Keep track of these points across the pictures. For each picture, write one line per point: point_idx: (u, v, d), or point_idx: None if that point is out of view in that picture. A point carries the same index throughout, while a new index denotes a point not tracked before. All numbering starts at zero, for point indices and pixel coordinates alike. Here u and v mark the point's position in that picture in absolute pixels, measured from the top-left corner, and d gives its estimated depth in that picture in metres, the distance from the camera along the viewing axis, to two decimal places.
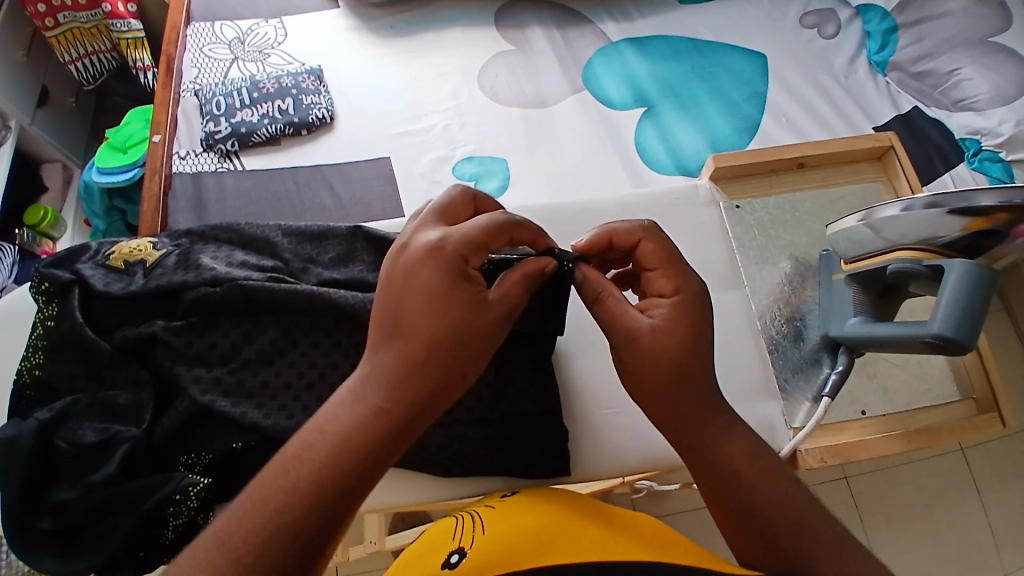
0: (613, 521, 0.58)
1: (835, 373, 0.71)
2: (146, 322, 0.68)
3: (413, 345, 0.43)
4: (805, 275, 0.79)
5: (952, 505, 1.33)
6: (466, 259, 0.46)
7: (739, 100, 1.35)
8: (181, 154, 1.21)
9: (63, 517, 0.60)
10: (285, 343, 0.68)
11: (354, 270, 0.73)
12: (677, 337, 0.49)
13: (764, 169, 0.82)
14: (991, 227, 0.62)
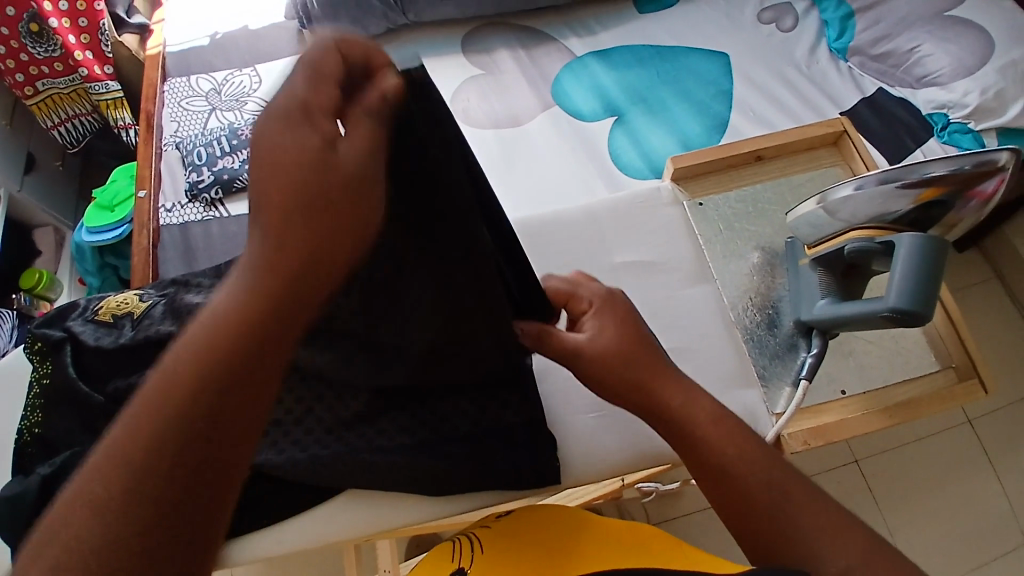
0: (605, 532, 0.59)
1: (810, 356, 0.73)
2: (136, 373, 0.69)
3: (273, 219, 0.40)
4: (773, 263, 0.81)
5: (964, 476, 1.33)
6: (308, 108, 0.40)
7: (705, 100, 1.38)
8: (168, 207, 1.25)
9: None
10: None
11: None
12: (612, 335, 0.58)
13: (725, 164, 0.85)
14: (939, 198, 0.63)
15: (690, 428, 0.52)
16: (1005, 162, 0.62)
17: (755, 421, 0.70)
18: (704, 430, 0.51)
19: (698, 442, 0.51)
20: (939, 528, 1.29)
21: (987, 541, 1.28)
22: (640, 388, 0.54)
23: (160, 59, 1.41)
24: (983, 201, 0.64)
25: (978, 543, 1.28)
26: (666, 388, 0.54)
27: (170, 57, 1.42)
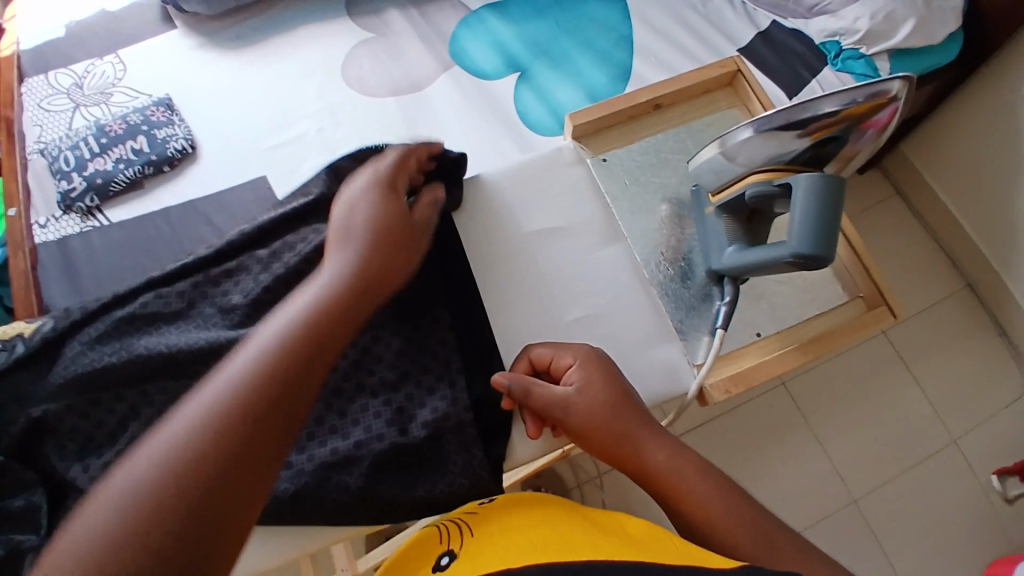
0: (585, 516, 0.60)
1: (724, 304, 0.72)
2: (22, 412, 0.66)
3: (366, 240, 0.58)
4: (681, 215, 0.78)
5: (888, 385, 1.41)
6: (393, 180, 0.65)
7: (607, 47, 1.35)
8: (41, 223, 1.12)
9: None
10: (178, 391, 0.67)
11: (239, 290, 0.72)
12: (598, 390, 0.63)
13: (625, 117, 0.82)
14: (831, 134, 0.63)
15: (671, 477, 0.59)
16: (897, 91, 0.60)
17: (675, 377, 0.70)
18: (680, 480, 0.58)
19: (673, 489, 0.58)
20: (869, 438, 1.37)
21: (914, 443, 1.36)
22: (624, 441, 0.61)
23: (14, 58, 1.27)
24: (878, 132, 0.64)
25: (907, 447, 1.36)
26: (647, 441, 0.61)
27: (25, 57, 1.27)
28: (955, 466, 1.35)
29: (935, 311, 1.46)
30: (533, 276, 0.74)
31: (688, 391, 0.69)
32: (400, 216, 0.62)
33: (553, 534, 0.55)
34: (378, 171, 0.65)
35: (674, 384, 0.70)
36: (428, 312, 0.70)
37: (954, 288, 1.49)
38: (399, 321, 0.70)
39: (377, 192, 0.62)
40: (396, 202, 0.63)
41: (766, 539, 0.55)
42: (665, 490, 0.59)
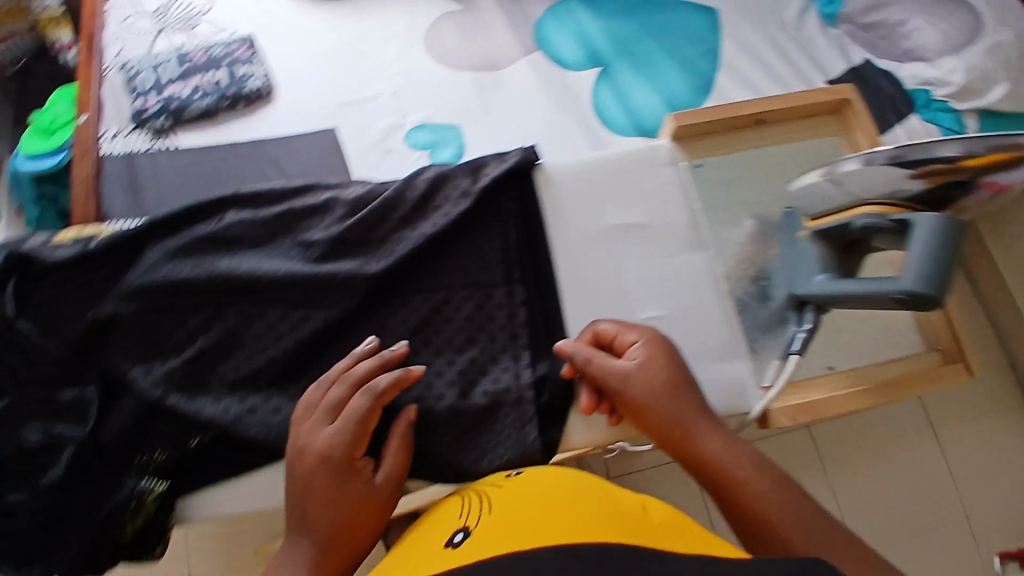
0: (616, 501, 0.56)
1: (803, 331, 0.70)
2: (95, 307, 0.70)
3: (322, 534, 0.54)
4: (770, 234, 0.78)
5: (913, 447, 1.38)
6: (353, 450, 0.57)
7: (692, 57, 1.32)
8: (110, 135, 1.14)
9: (12, 522, 0.63)
10: (251, 314, 0.69)
11: (320, 227, 0.72)
12: (659, 369, 0.62)
13: (727, 125, 0.79)
14: (951, 180, 0.61)
15: (724, 465, 0.57)
16: None
17: (741, 393, 0.68)
18: (732, 468, 0.57)
19: (726, 474, 0.57)
20: (886, 496, 1.34)
21: (931, 511, 1.33)
22: (680, 422, 0.60)
23: None
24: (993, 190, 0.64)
25: (920, 511, 1.33)
26: (702, 427, 0.60)
27: None
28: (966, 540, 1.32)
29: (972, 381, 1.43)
30: (611, 267, 0.73)
31: (751, 411, 0.68)
32: (359, 493, 0.57)
33: (576, 514, 0.51)
34: (340, 430, 0.57)
35: (738, 401, 0.68)
36: (502, 284, 0.71)
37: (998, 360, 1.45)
38: (472, 287, 0.71)
39: (334, 463, 0.56)
40: (356, 471, 0.57)
41: (820, 535, 0.52)
42: (717, 476, 0.57)
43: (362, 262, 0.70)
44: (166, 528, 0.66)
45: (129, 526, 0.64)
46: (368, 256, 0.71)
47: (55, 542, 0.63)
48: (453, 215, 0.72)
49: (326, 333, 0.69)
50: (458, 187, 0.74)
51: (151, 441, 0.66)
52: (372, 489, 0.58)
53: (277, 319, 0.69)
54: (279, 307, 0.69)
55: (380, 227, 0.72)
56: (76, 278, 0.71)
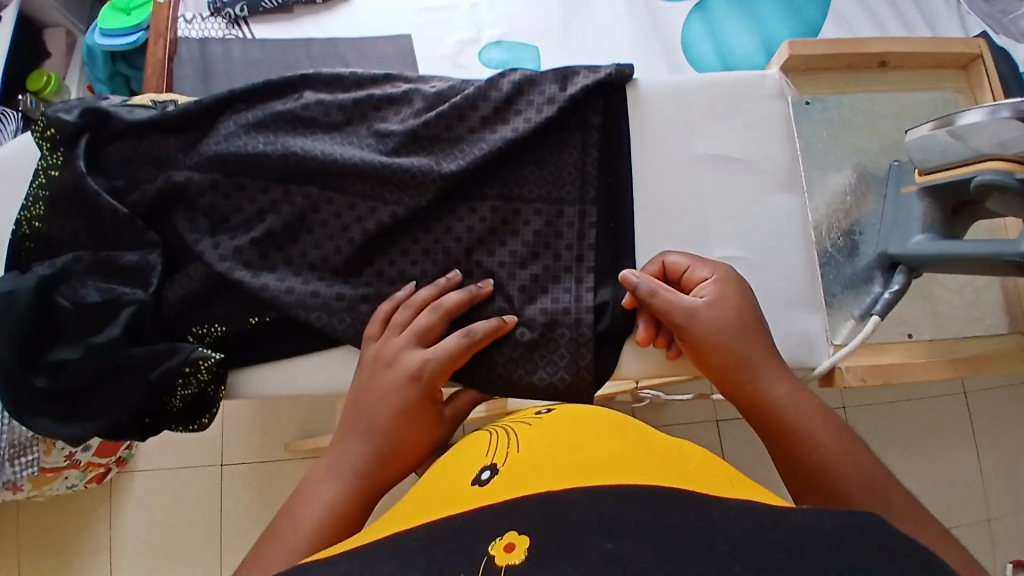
0: (656, 447, 0.51)
1: (888, 292, 0.64)
2: (166, 174, 0.68)
3: (386, 444, 0.55)
4: (868, 184, 0.72)
5: (942, 443, 1.39)
6: (435, 382, 0.59)
7: (800, 1, 1.25)
8: (188, 19, 1.23)
9: (64, 378, 0.64)
10: (320, 199, 0.66)
11: (397, 117, 0.70)
12: (730, 309, 0.59)
13: (844, 64, 0.74)
14: None
15: (788, 412, 0.54)
16: None
17: (810, 349, 0.65)
18: (795, 417, 0.54)
19: (786, 423, 0.54)
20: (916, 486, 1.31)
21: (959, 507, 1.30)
22: (744, 365, 0.57)
23: None
24: None
25: (944, 510, 1.34)
26: (767, 371, 0.57)
27: None
28: (984, 542, 1.32)
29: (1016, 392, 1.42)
30: (694, 198, 0.69)
31: (817, 367, 0.64)
32: (425, 423, 0.58)
33: (611, 459, 0.46)
34: (430, 357, 0.59)
35: (806, 354, 0.65)
36: (576, 202, 0.68)
37: None
38: (545, 202, 0.68)
39: (416, 384, 0.57)
40: (432, 402, 0.59)
41: (880, 495, 0.49)
42: (775, 423, 0.54)
43: (437, 159, 0.67)
44: (213, 397, 0.67)
45: (179, 395, 0.65)
46: (442, 153, 0.68)
47: (108, 398, 0.65)
48: (535, 121, 0.68)
49: (390, 228, 0.66)
50: (543, 93, 0.70)
51: (213, 314, 0.67)
52: (433, 426, 0.58)
53: (345, 208, 0.66)
54: (347, 196, 0.66)
55: (458, 126, 0.69)
56: (148, 143, 0.70)
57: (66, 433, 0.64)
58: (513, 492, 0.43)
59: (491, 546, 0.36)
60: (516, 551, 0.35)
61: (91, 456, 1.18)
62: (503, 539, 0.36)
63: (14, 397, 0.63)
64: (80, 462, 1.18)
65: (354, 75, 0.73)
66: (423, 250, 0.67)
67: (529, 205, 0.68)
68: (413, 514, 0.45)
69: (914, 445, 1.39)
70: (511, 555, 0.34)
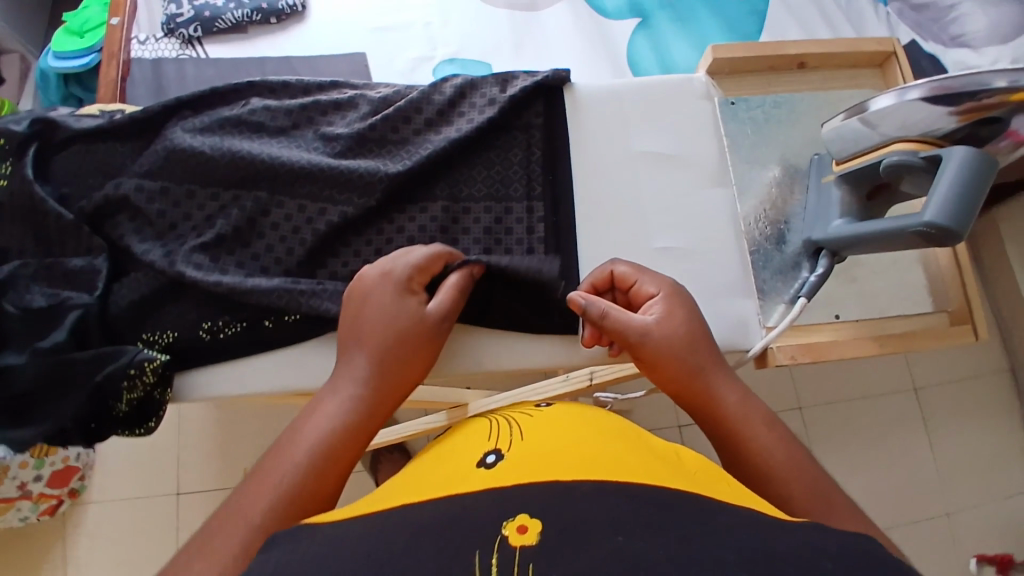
0: (652, 445, 0.52)
1: (814, 276, 0.68)
2: (112, 185, 0.68)
3: (378, 340, 0.55)
4: (793, 179, 0.76)
5: (898, 438, 1.44)
6: (413, 280, 0.59)
7: (738, 17, 1.34)
8: (142, 39, 1.23)
9: (9, 387, 0.63)
10: (270, 203, 0.67)
11: (345, 120, 0.71)
12: (679, 323, 0.58)
13: (766, 66, 0.79)
14: (991, 116, 0.60)
15: (738, 422, 0.52)
16: None
17: (745, 331, 0.68)
18: (744, 425, 0.52)
19: (735, 432, 0.52)
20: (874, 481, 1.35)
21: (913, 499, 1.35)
22: (696, 377, 0.55)
23: None
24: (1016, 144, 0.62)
25: (901, 504, 1.39)
26: (719, 382, 0.55)
27: None
28: (942, 537, 1.37)
29: (962, 389, 1.50)
30: (633, 194, 0.72)
31: (751, 349, 0.67)
32: (418, 313, 0.58)
33: (615, 454, 0.47)
34: (404, 259, 0.60)
35: (741, 337, 0.68)
36: (522, 199, 0.71)
37: (996, 368, 1.52)
38: (492, 200, 0.70)
39: (395, 281, 0.58)
40: (414, 297, 0.59)
41: (825, 500, 0.47)
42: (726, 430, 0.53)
43: (385, 161, 0.69)
44: (159, 400, 0.67)
45: (125, 399, 0.65)
46: (390, 155, 0.69)
47: (54, 403, 0.65)
48: (478, 121, 0.70)
49: (341, 229, 0.67)
50: (485, 95, 0.73)
51: (162, 320, 0.67)
52: (431, 315, 0.59)
53: (295, 210, 0.67)
54: (297, 199, 0.67)
55: (404, 128, 0.71)
56: (97, 152, 0.71)
57: (9, 439, 0.64)
58: (520, 477, 0.43)
59: (503, 526, 0.36)
60: (528, 534, 0.35)
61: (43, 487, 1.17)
62: (515, 520, 0.37)
63: None
64: (32, 493, 1.16)
65: (300, 83, 0.74)
66: (376, 250, 0.68)
67: (477, 204, 0.70)
68: (413, 491, 0.45)
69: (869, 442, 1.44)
70: (524, 536, 0.35)
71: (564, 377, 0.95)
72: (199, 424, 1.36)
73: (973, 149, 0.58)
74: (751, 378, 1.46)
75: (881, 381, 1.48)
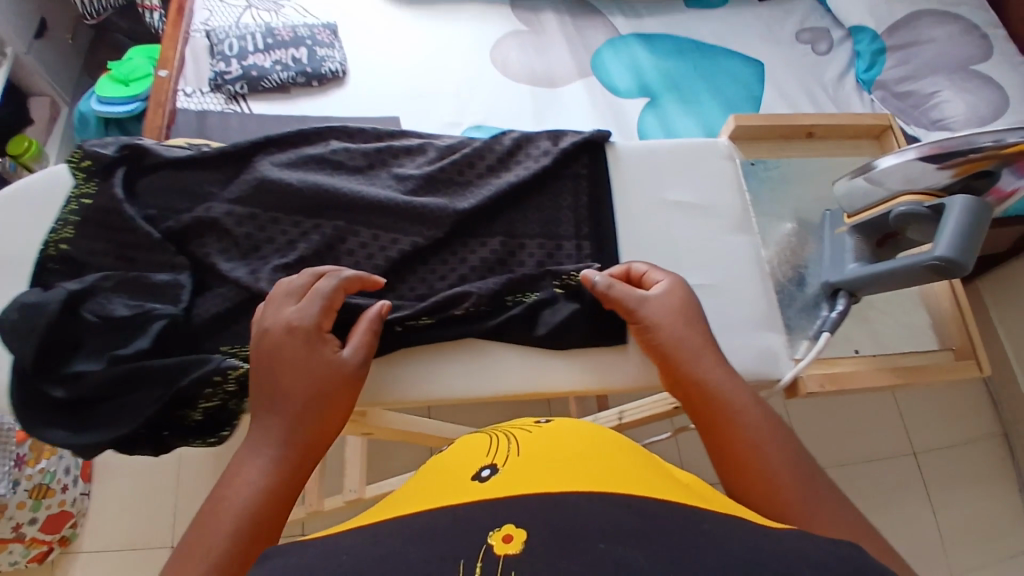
0: (652, 465, 0.51)
1: (835, 313, 0.76)
2: (202, 209, 0.75)
3: (292, 392, 0.60)
4: (807, 232, 0.86)
5: (899, 502, 1.47)
6: (321, 325, 0.65)
7: (736, 100, 1.49)
8: (188, 92, 1.34)
9: (76, 387, 0.68)
10: (347, 231, 0.74)
11: (414, 164, 0.80)
12: (675, 303, 0.68)
13: (779, 134, 0.90)
14: (984, 170, 0.69)
15: (719, 392, 0.60)
16: None
17: (774, 362, 0.74)
18: (728, 395, 0.60)
19: (716, 398, 0.60)
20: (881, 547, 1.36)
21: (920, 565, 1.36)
22: (685, 349, 0.64)
23: None
24: (1001, 198, 0.72)
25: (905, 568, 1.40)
26: (708, 360, 0.63)
27: None
28: None
29: (958, 451, 1.55)
30: (670, 237, 0.81)
31: (782, 378, 0.73)
32: (331, 359, 0.63)
33: (605, 462, 0.48)
34: (305, 307, 0.64)
35: (772, 368, 0.74)
36: (572, 238, 0.78)
37: (990, 433, 1.58)
38: (545, 237, 0.78)
39: (304, 331, 0.63)
40: (326, 342, 0.64)
41: (808, 486, 0.52)
42: (699, 394, 0.61)
43: (451, 199, 0.77)
44: (232, 411, 0.71)
45: (199, 408, 0.69)
46: (455, 194, 0.78)
47: (123, 406, 0.68)
48: (534, 168, 0.79)
49: (411, 256, 0.74)
50: (539, 147, 0.82)
51: (242, 334, 0.72)
52: (345, 356, 0.64)
53: (369, 239, 0.74)
54: (372, 229, 0.75)
55: (468, 172, 0.79)
56: (183, 179, 0.78)
57: (74, 441, 0.67)
58: (517, 489, 0.43)
59: (489, 536, 0.38)
60: (513, 542, 0.37)
61: (37, 530, 1.26)
62: (501, 530, 0.38)
63: (21, 405, 0.68)
64: (25, 536, 1.25)
65: (374, 132, 0.83)
66: (442, 276, 0.75)
67: (533, 240, 0.77)
68: (418, 499, 0.47)
69: (870, 504, 1.48)
70: (508, 545, 0.37)
71: (594, 417, 1.03)
72: (194, 464, 1.45)
73: (970, 197, 0.67)
74: None
75: (878, 443, 1.54)
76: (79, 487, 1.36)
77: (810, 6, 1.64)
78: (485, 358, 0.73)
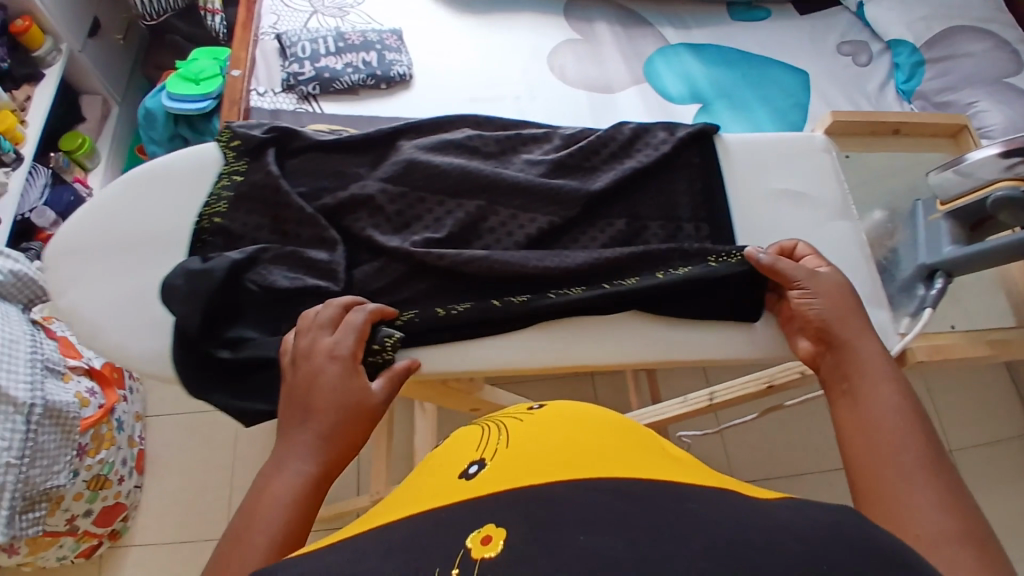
0: (662, 450, 0.50)
1: (934, 291, 0.82)
2: (354, 188, 0.81)
3: (321, 416, 0.62)
4: (897, 219, 0.93)
5: None
6: (355, 354, 0.67)
7: (784, 107, 1.56)
8: (261, 92, 1.41)
9: (241, 350, 0.74)
10: (488, 210, 0.80)
11: (542, 151, 0.86)
12: (839, 281, 0.74)
13: (869, 130, 0.98)
14: None
15: (867, 363, 0.65)
16: None
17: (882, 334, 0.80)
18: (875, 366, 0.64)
19: (869, 367, 0.64)
20: None
21: None
22: (852, 319, 0.69)
23: None
24: None
25: None
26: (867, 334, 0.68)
27: None
28: None
29: None
30: (779, 221, 0.87)
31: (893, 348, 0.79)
32: (361, 388, 0.65)
33: (598, 444, 0.48)
34: (340, 337, 0.67)
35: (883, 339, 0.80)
36: (690, 220, 0.85)
37: None
38: (665, 219, 0.84)
39: (338, 358, 0.66)
40: (357, 370, 0.66)
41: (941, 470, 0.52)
42: (852, 368, 0.65)
43: (581, 183, 0.83)
44: None
45: None
46: (583, 179, 0.84)
47: None
48: (654, 157, 0.86)
49: (547, 234, 0.80)
50: (655, 138, 0.88)
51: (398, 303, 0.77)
52: (372, 387, 0.66)
53: (508, 218, 0.80)
54: (510, 209, 0.81)
55: (593, 158, 0.86)
56: (328, 161, 0.84)
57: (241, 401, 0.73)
58: (504, 483, 0.42)
59: (466, 540, 0.35)
60: (492, 544, 0.34)
61: (89, 523, 1.27)
62: (481, 531, 0.35)
63: (186, 366, 0.74)
64: (77, 530, 1.25)
65: (499, 122, 0.90)
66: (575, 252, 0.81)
67: (656, 222, 0.84)
68: (407, 503, 0.46)
69: None
70: (486, 548, 0.34)
71: (684, 398, 1.07)
72: (251, 450, 1.48)
73: None
74: (801, 435, 1.55)
75: None
76: (133, 480, 1.39)
77: (849, 20, 1.72)
78: (621, 327, 0.79)
